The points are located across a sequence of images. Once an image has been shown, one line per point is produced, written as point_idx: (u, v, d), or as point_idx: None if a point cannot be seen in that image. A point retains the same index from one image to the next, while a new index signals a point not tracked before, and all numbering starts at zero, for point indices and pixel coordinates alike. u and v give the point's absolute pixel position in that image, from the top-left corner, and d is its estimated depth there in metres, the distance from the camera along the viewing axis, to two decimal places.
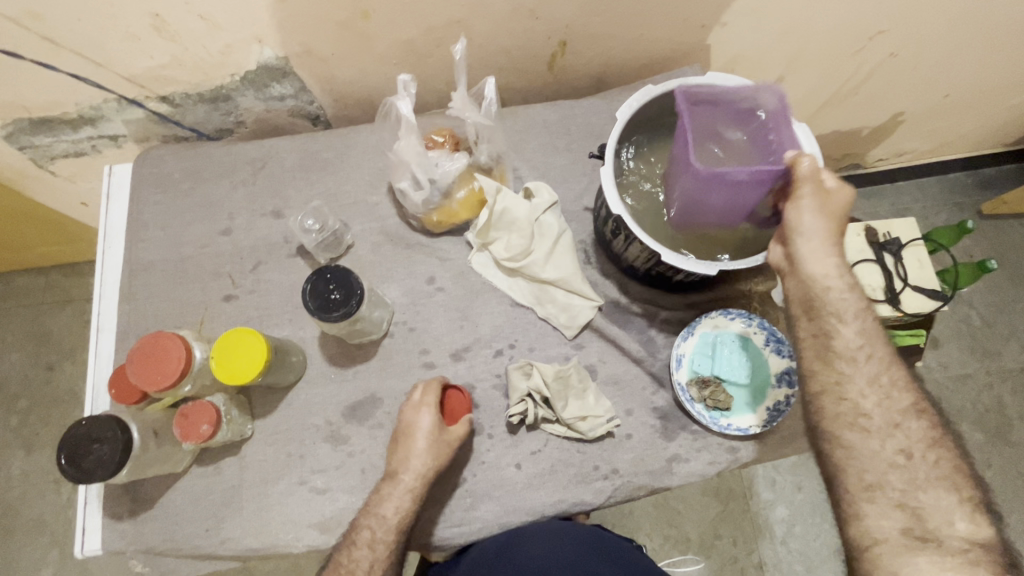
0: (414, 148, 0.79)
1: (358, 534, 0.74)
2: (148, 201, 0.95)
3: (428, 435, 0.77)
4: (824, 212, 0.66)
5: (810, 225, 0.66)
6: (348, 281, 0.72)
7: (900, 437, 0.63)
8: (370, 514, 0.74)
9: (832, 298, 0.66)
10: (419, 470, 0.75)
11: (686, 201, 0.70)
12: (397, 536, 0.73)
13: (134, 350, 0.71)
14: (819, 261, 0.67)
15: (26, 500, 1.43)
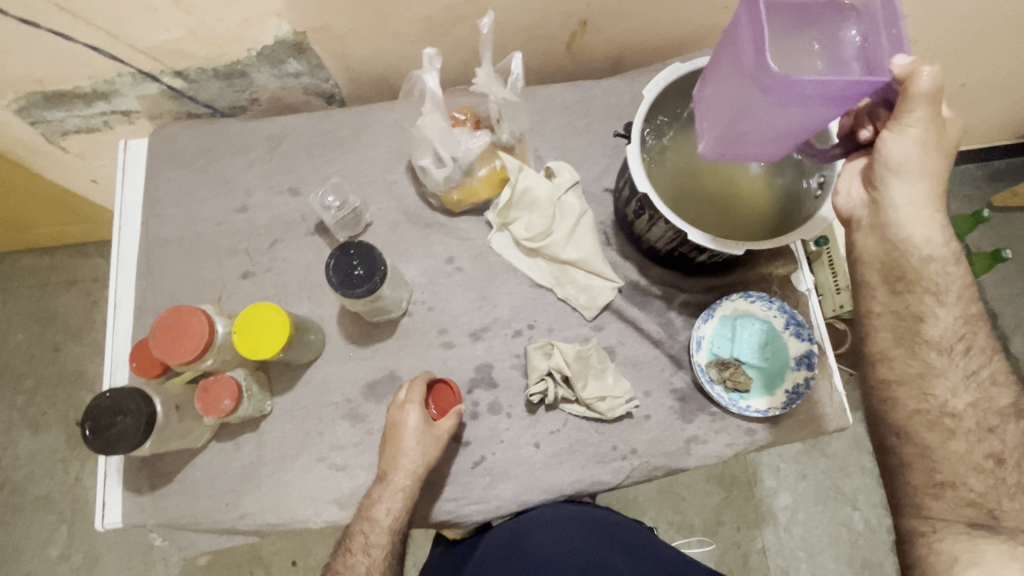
0: (437, 125, 0.78)
1: (354, 538, 0.74)
2: (163, 177, 0.94)
3: (416, 431, 0.76)
4: (931, 146, 0.59)
5: (914, 163, 0.59)
6: (372, 257, 0.72)
7: (992, 439, 0.63)
8: (362, 518, 0.75)
9: (933, 268, 0.63)
10: (409, 468, 0.75)
11: (747, 121, 0.61)
12: (391, 537, 0.74)
13: (157, 323, 0.71)
14: (917, 219, 0.62)
15: (33, 479, 1.43)
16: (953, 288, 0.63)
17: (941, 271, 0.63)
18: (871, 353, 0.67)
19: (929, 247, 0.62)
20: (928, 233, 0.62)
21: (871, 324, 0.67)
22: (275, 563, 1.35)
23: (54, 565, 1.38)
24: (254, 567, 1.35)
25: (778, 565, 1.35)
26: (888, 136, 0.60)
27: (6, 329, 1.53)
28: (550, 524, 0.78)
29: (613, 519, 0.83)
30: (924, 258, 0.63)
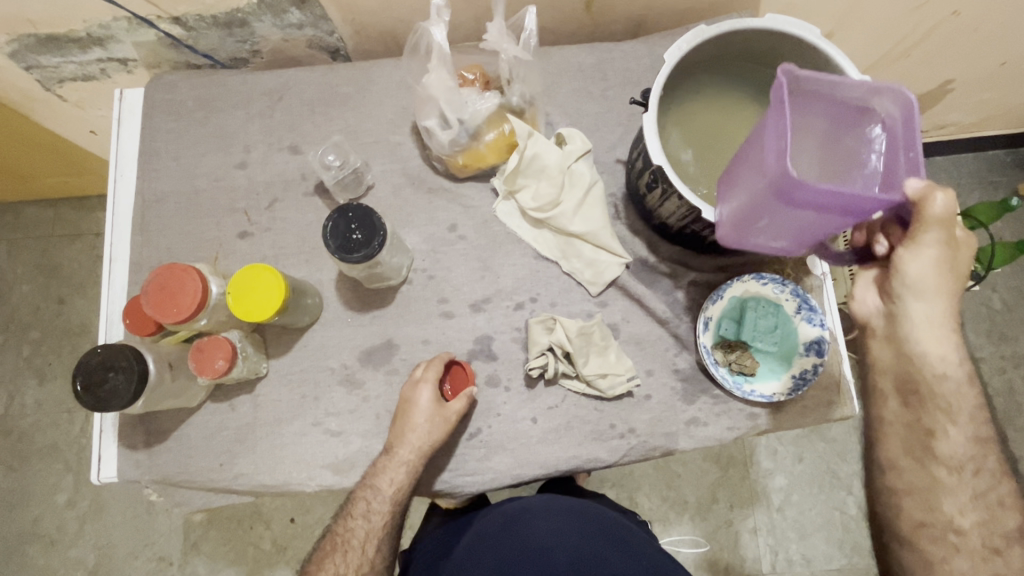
0: (444, 83, 0.74)
1: (356, 504, 0.75)
2: (161, 129, 0.91)
3: (428, 410, 0.76)
4: (945, 264, 0.60)
5: (928, 282, 0.61)
6: (371, 220, 0.69)
7: (999, 562, 0.64)
8: (366, 486, 0.75)
9: (944, 389, 0.66)
10: (415, 446, 0.75)
11: (759, 211, 0.59)
12: (392, 508, 0.75)
13: (148, 282, 0.69)
14: (932, 339, 0.65)
15: (41, 428, 1.45)
16: (965, 407, 0.66)
17: (954, 391, 0.66)
18: (881, 458, 0.71)
19: (941, 369, 0.65)
20: (941, 351, 0.65)
21: (881, 429, 0.71)
22: (275, 519, 1.38)
23: (62, 511, 1.42)
24: (254, 521, 1.38)
25: (768, 545, 1.36)
26: (904, 255, 0.61)
27: (11, 280, 1.52)
28: (545, 511, 0.87)
29: (606, 518, 0.88)
30: (937, 378, 0.66)
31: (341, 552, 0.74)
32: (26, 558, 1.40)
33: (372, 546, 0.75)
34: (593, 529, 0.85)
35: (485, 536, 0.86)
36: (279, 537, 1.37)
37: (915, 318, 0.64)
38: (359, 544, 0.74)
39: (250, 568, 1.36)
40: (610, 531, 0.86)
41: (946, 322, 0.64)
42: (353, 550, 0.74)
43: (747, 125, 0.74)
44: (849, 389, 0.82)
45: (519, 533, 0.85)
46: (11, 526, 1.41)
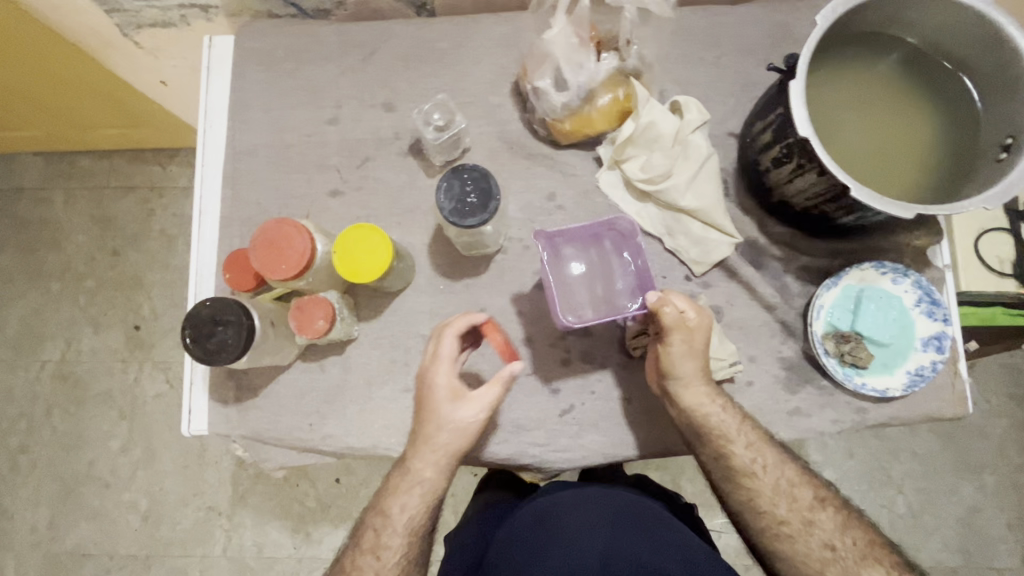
0: (566, 39, 0.71)
1: (360, 542, 0.72)
2: (251, 80, 0.88)
3: (447, 405, 0.69)
4: (692, 351, 0.70)
5: (686, 370, 0.70)
6: (486, 184, 0.66)
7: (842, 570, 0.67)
8: (376, 513, 0.72)
9: (751, 450, 0.70)
10: (425, 464, 0.70)
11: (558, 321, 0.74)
12: (404, 538, 0.70)
13: (258, 234, 0.68)
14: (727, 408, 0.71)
15: (96, 375, 1.45)
16: (769, 459, 0.71)
17: (745, 451, 0.70)
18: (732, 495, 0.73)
19: (751, 438, 0.71)
20: (726, 412, 0.71)
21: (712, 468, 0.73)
22: (320, 478, 1.38)
23: (115, 458, 1.42)
24: (300, 480, 1.37)
25: None
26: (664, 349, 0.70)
27: (68, 229, 1.50)
28: (574, 504, 0.78)
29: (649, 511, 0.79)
30: (758, 446, 0.71)
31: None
32: (82, 500, 1.41)
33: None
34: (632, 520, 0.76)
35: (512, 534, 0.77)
36: (324, 497, 1.36)
37: (693, 391, 0.70)
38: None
39: (295, 524, 1.36)
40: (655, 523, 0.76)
41: (702, 382, 0.71)
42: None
43: (881, 106, 0.69)
44: (964, 389, 0.78)
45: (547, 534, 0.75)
46: (66, 468, 1.42)
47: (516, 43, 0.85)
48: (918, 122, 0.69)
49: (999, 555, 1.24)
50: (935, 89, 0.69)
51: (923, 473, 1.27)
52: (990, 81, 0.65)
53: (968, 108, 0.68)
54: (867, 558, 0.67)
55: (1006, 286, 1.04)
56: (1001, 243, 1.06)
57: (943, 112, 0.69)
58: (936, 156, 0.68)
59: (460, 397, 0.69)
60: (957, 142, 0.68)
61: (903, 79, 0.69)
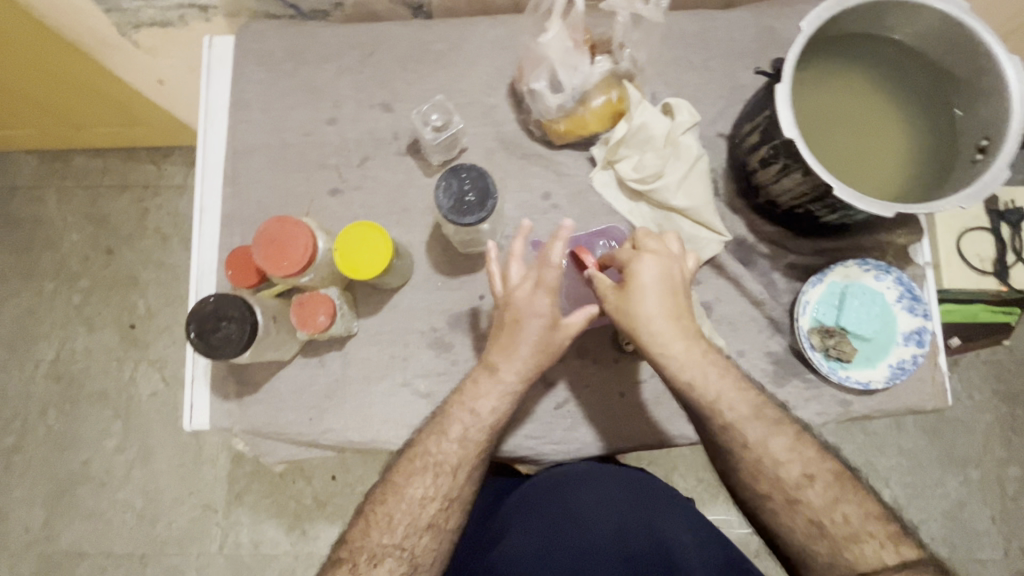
0: (561, 43, 0.72)
1: (419, 445, 0.72)
2: (251, 80, 0.89)
3: (544, 324, 0.70)
4: (660, 292, 0.67)
5: (654, 309, 0.67)
6: (484, 183, 0.68)
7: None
8: (463, 409, 0.72)
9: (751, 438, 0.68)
10: (520, 369, 0.71)
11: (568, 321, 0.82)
12: (488, 437, 0.72)
13: (260, 232, 0.70)
14: (724, 388, 0.68)
15: (91, 375, 1.45)
16: (772, 457, 0.67)
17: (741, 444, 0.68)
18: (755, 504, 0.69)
19: (757, 428, 0.68)
20: (718, 385, 0.68)
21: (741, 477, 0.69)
22: (316, 475, 1.39)
23: (111, 456, 1.42)
24: (296, 477, 1.38)
25: None
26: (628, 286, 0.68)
27: (61, 228, 1.50)
28: (592, 476, 0.79)
29: (658, 486, 0.81)
30: (762, 442, 0.67)
31: (429, 476, 0.71)
32: (77, 499, 1.41)
33: (453, 489, 0.71)
34: (646, 497, 0.79)
35: (528, 506, 0.78)
36: (320, 494, 1.37)
37: (672, 350, 0.68)
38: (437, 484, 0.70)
39: (291, 521, 1.37)
40: (667, 499, 0.79)
41: (683, 340, 0.68)
42: (438, 480, 0.71)
43: (866, 108, 0.72)
44: (943, 381, 0.81)
45: (567, 503, 0.77)
46: (62, 467, 1.42)
47: (512, 45, 0.88)
48: (901, 123, 0.72)
49: (981, 544, 1.27)
50: (918, 89, 0.71)
51: (907, 465, 1.30)
52: (969, 83, 0.67)
53: (948, 108, 0.70)
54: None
55: (988, 283, 1.08)
56: (983, 242, 1.09)
57: (925, 113, 0.71)
58: (918, 155, 0.71)
59: (553, 322, 0.70)
60: (937, 143, 0.70)
61: (889, 81, 0.72)
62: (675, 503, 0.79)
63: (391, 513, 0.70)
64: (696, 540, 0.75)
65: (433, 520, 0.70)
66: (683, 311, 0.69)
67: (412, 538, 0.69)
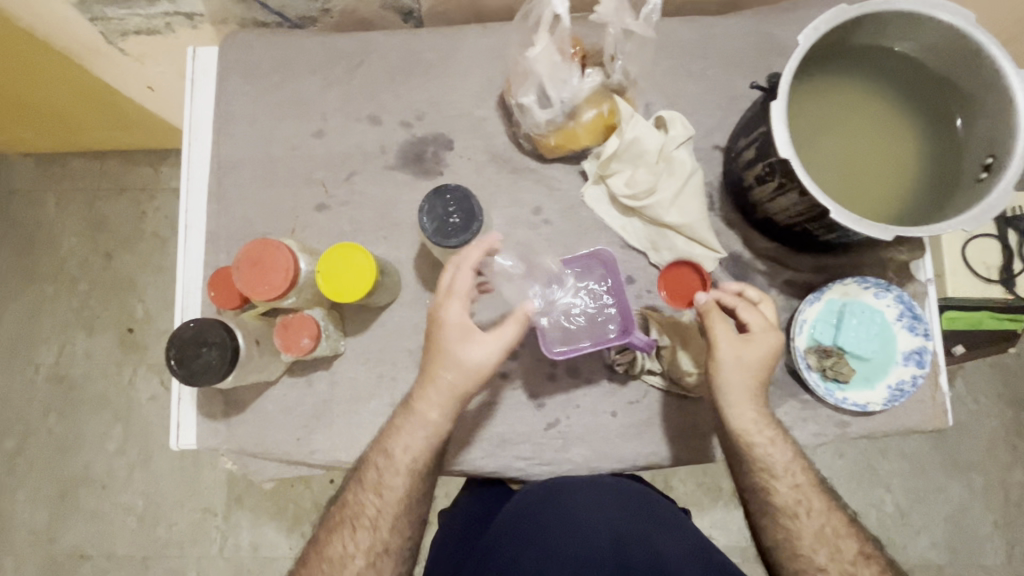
0: (549, 57, 0.70)
1: (369, 470, 0.70)
2: (236, 92, 0.88)
3: (457, 342, 0.67)
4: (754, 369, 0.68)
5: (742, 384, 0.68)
6: (469, 205, 0.67)
7: None
8: (380, 450, 0.70)
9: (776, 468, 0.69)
10: (421, 441, 0.69)
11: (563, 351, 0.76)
12: (405, 479, 0.69)
13: (242, 254, 0.69)
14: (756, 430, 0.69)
15: (92, 379, 1.36)
16: (786, 490, 0.69)
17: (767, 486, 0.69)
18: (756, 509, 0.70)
19: (779, 463, 0.69)
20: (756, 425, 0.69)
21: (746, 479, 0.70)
22: (315, 478, 1.28)
23: (112, 459, 1.33)
24: (294, 480, 1.27)
25: None
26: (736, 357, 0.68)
27: (58, 231, 1.41)
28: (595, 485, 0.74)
29: (670, 512, 0.74)
30: (779, 476, 0.69)
31: (351, 528, 0.69)
32: (78, 503, 1.33)
33: (385, 523, 0.69)
34: (648, 514, 0.72)
35: (521, 513, 0.72)
36: (319, 498, 1.27)
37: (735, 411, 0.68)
38: (384, 507, 0.69)
39: (291, 524, 1.27)
40: (672, 521, 0.72)
41: (749, 402, 0.68)
42: (365, 528, 0.69)
43: (866, 121, 0.69)
44: (943, 401, 0.79)
45: (562, 508, 0.71)
46: (63, 472, 1.34)
47: (503, 54, 0.85)
48: (904, 137, 0.69)
49: (985, 555, 1.25)
50: (921, 101, 0.69)
51: (912, 474, 1.27)
52: (974, 97, 0.65)
53: (954, 122, 0.67)
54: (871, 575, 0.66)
55: (992, 292, 1.05)
56: (988, 249, 1.05)
57: (930, 126, 0.69)
58: (921, 170, 0.68)
59: (468, 336, 0.67)
60: (942, 157, 0.68)
61: (890, 94, 0.69)
62: (679, 526, 0.72)
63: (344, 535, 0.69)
64: (700, 560, 0.66)
65: (367, 561, 0.68)
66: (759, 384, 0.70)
67: (345, 565, 0.68)
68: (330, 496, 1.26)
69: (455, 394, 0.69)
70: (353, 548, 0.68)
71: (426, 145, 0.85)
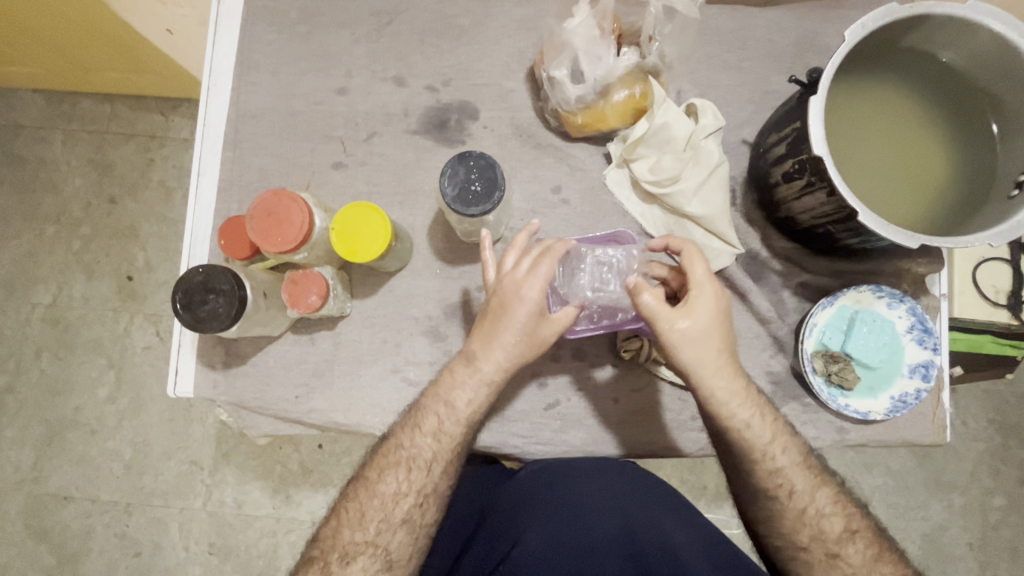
0: (587, 31, 0.71)
1: (426, 416, 0.68)
2: (260, 40, 0.86)
3: (530, 326, 0.65)
4: (714, 319, 0.63)
5: (703, 334, 0.63)
6: (492, 174, 0.65)
7: None
8: (439, 400, 0.68)
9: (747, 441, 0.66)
10: (474, 398, 0.68)
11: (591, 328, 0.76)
12: (466, 429, 0.68)
13: (256, 205, 0.68)
14: (734, 404, 0.64)
15: (87, 322, 1.33)
16: (779, 469, 0.66)
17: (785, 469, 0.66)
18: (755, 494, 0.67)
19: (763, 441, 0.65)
20: (732, 392, 0.64)
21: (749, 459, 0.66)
22: (304, 441, 1.26)
23: (102, 404, 1.30)
24: (282, 441, 1.26)
25: None
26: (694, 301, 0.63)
27: (64, 171, 1.36)
28: (594, 469, 0.72)
29: (666, 487, 0.74)
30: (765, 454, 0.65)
31: (404, 469, 0.67)
32: (67, 444, 1.30)
33: (440, 467, 0.68)
34: (656, 497, 0.72)
35: (525, 497, 0.71)
36: (306, 461, 1.26)
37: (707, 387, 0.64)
38: (442, 451, 0.68)
39: (276, 484, 1.25)
40: (678, 503, 0.72)
41: (728, 372, 0.64)
42: (418, 469, 0.67)
43: (898, 127, 0.68)
44: (944, 416, 0.79)
45: (566, 495, 0.70)
46: (52, 411, 1.31)
47: (536, 27, 0.84)
48: (935, 152, 0.68)
49: None
50: (956, 110, 0.68)
51: None
52: (1014, 113, 0.64)
53: (986, 139, 0.66)
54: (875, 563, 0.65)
55: (997, 316, 1.00)
56: (998, 272, 1.01)
57: (962, 143, 0.68)
58: (947, 187, 0.67)
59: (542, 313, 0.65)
60: (972, 175, 0.67)
61: (925, 101, 0.68)
62: (685, 509, 0.72)
63: (386, 490, 0.67)
64: (706, 545, 0.68)
65: (415, 502, 0.67)
66: (732, 344, 0.65)
67: (396, 503, 0.67)
68: (318, 460, 1.25)
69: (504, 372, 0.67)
70: (404, 488, 0.67)
71: (450, 113, 0.83)
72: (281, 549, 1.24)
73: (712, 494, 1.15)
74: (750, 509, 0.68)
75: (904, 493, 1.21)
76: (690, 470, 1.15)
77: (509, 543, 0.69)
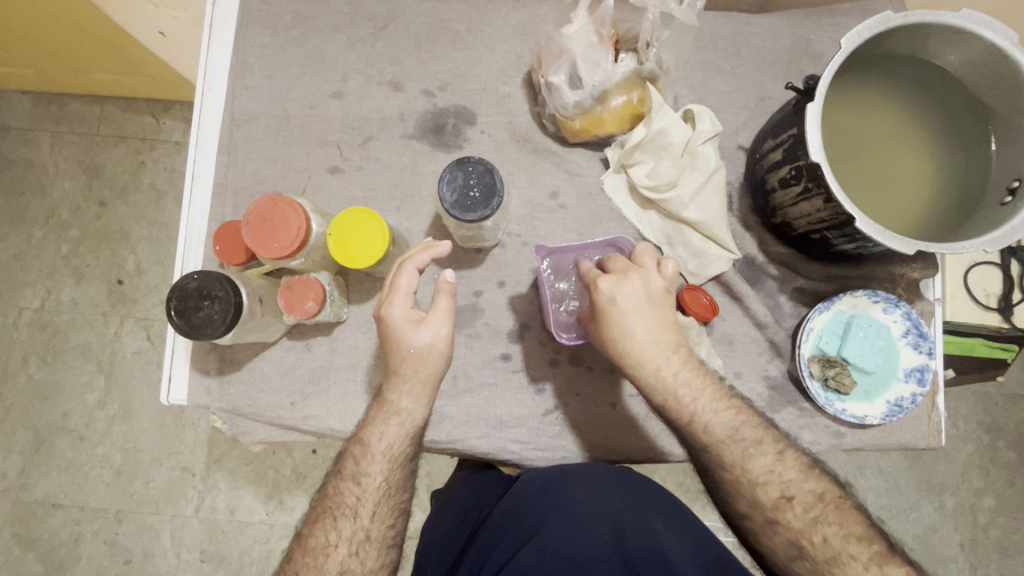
0: (586, 37, 0.71)
1: (347, 462, 0.67)
2: (254, 43, 0.85)
3: (406, 331, 0.65)
4: (663, 307, 0.66)
5: (653, 318, 0.66)
6: (490, 179, 0.65)
7: None
8: (357, 441, 0.68)
9: (705, 434, 0.65)
10: (389, 430, 0.67)
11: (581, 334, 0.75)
12: (386, 465, 0.66)
13: (252, 211, 0.67)
14: (679, 390, 0.66)
15: (76, 327, 1.31)
16: (729, 457, 0.64)
17: (743, 455, 0.64)
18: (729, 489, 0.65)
19: (713, 429, 0.65)
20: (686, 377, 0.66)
21: (708, 449, 0.65)
22: (297, 446, 1.25)
23: (91, 410, 1.28)
24: (275, 447, 1.25)
25: None
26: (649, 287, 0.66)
27: (53, 174, 1.34)
28: (583, 477, 0.72)
29: (660, 493, 0.73)
30: (718, 442, 0.65)
31: (331, 517, 0.65)
32: (54, 451, 1.28)
33: (367, 509, 0.65)
34: (649, 504, 0.70)
35: (515, 508, 0.71)
36: (299, 466, 1.24)
37: (664, 368, 0.65)
38: (365, 494, 0.65)
39: (269, 490, 1.24)
40: (672, 510, 0.70)
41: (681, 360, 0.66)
42: (345, 517, 0.65)
43: (895, 134, 0.69)
44: (937, 420, 0.80)
45: (556, 501, 0.70)
46: (40, 418, 1.28)
47: (533, 32, 0.84)
48: (929, 160, 0.69)
49: None
50: (951, 119, 0.68)
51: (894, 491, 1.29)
52: (1008, 120, 0.64)
53: (981, 147, 0.67)
54: (840, 556, 0.59)
55: (989, 320, 1.00)
56: (987, 277, 1.01)
57: (957, 147, 0.68)
58: (943, 190, 0.68)
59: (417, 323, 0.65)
60: (968, 183, 0.67)
61: (921, 109, 0.69)
62: (678, 515, 0.70)
63: (317, 540, 0.64)
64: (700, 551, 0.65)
65: (350, 550, 0.64)
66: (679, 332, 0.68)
67: (326, 557, 0.63)
68: (312, 465, 1.24)
69: (411, 396, 0.67)
70: (334, 538, 0.64)
71: (447, 117, 0.83)
72: (274, 556, 1.22)
73: (708, 497, 1.15)
74: (726, 505, 0.67)
75: (897, 495, 1.22)
76: (686, 473, 1.16)
77: (501, 557, 0.66)
